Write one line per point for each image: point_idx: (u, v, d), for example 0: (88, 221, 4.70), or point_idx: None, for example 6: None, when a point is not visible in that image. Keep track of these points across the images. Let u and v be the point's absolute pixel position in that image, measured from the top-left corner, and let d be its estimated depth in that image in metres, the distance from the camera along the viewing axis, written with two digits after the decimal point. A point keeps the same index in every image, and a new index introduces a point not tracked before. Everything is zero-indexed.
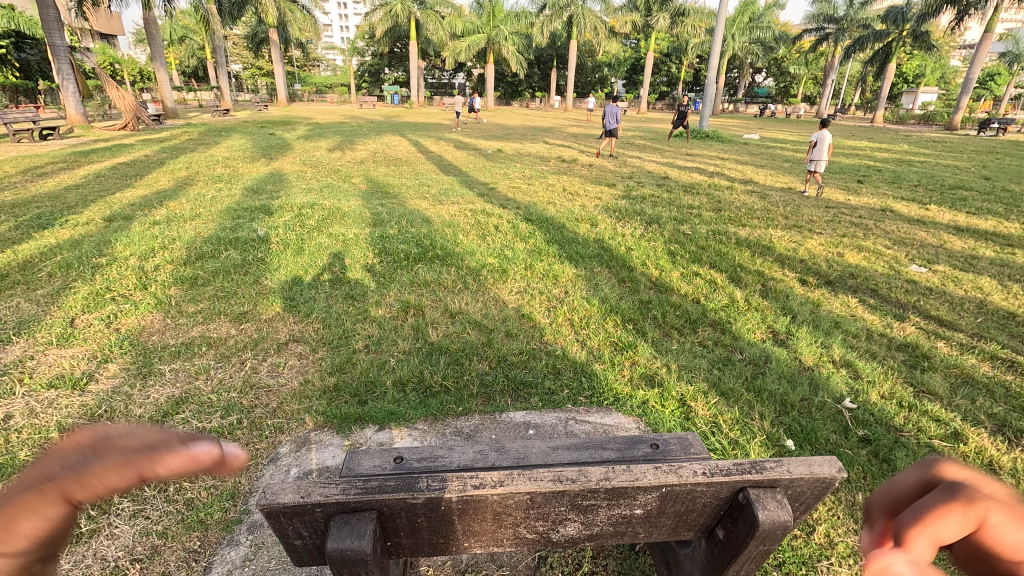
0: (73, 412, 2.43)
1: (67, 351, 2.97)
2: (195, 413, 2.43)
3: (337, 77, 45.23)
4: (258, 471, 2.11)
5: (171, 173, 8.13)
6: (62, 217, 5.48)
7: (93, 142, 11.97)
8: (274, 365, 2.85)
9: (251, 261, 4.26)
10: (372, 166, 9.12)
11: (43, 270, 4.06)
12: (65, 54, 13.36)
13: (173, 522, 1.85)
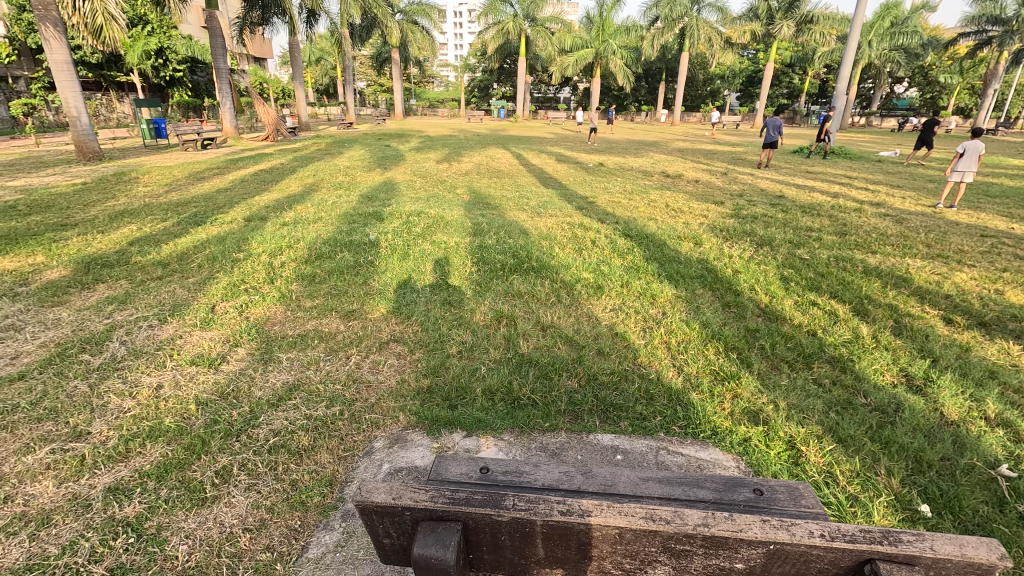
0: (207, 387, 2.76)
1: (208, 333, 3.40)
2: (305, 400, 2.65)
3: (449, 94, 47.78)
4: (355, 462, 2.24)
5: (301, 180, 9.06)
6: (214, 216, 6.32)
7: (243, 151, 13.73)
8: (375, 362, 3.03)
9: (363, 263, 4.59)
10: (475, 178, 9.47)
11: (196, 261, 4.70)
12: (226, 75, 15.46)
13: (279, 500, 2.02)
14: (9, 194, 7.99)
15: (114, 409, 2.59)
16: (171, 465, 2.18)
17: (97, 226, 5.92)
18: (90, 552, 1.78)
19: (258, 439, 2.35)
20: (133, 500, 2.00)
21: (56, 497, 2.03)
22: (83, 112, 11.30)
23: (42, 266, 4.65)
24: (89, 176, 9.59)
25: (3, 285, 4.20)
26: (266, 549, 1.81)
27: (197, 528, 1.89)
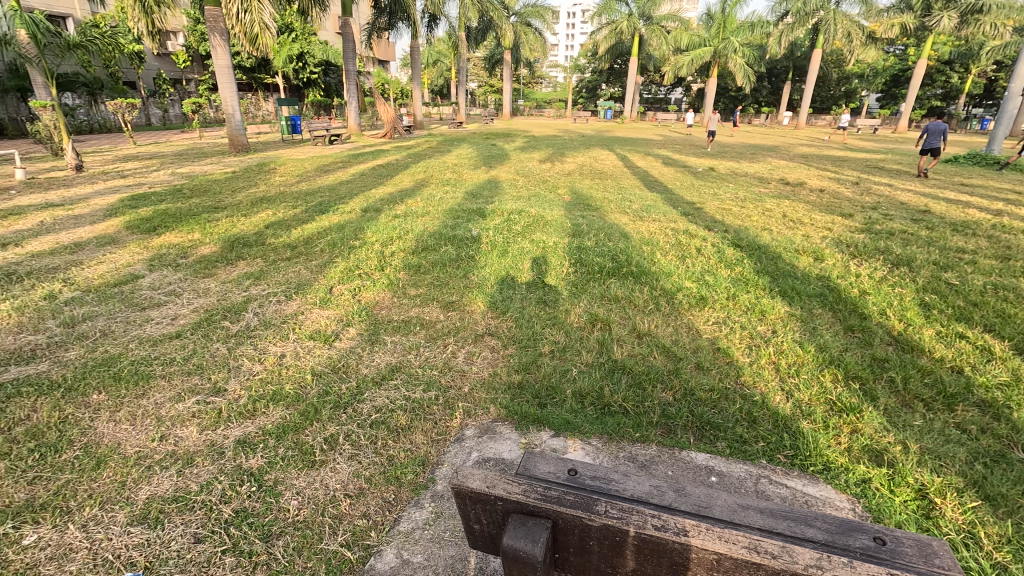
0: (322, 361, 3.04)
1: (325, 312, 3.73)
2: (405, 382, 2.81)
3: (556, 94, 47.97)
4: (446, 447, 2.33)
5: (413, 175, 9.61)
6: (335, 206, 6.92)
7: (364, 147, 14.87)
8: (470, 354, 3.13)
9: (464, 258, 4.77)
10: (578, 178, 9.42)
11: (319, 246, 5.18)
12: (354, 77, 16.84)
13: (377, 472, 2.17)
14: (178, 180, 9.36)
15: (245, 371, 2.94)
16: (288, 426, 2.43)
17: (242, 210, 6.75)
18: (222, 493, 2.05)
19: (362, 413, 2.54)
20: (257, 453, 2.26)
21: (197, 442, 2.36)
22: (236, 110, 12.91)
23: (198, 242, 5.39)
24: (238, 166, 10.96)
25: (169, 256, 4.94)
26: (363, 515, 1.95)
27: (307, 487, 2.08)
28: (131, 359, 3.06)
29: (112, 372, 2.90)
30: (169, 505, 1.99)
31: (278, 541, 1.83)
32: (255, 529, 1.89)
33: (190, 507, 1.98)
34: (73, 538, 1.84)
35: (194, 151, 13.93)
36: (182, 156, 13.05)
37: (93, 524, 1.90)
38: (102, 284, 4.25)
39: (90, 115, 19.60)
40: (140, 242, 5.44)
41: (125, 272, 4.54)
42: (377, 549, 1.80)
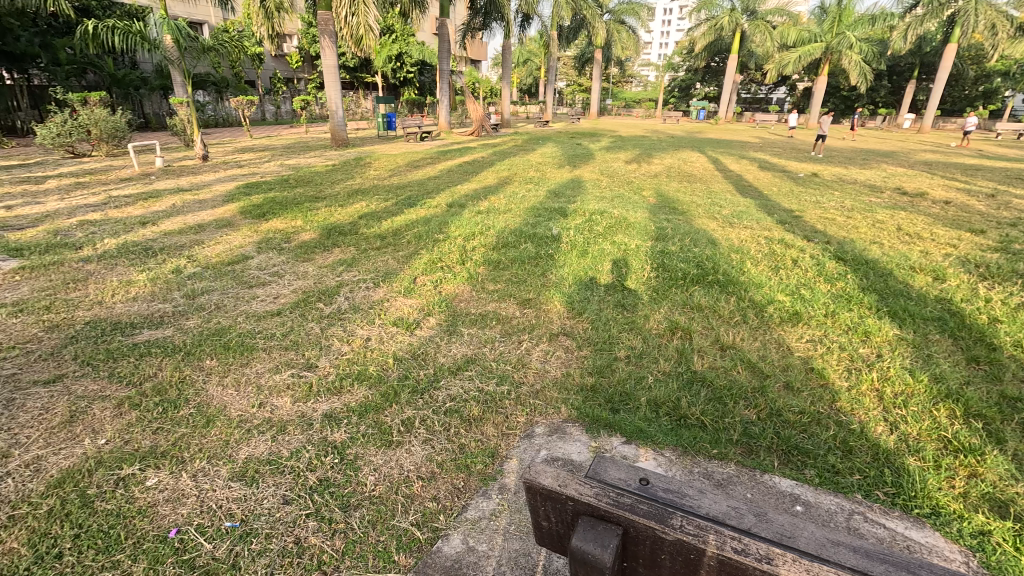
0: (403, 347, 3.19)
1: (408, 300, 3.91)
2: (479, 374, 2.88)
3: (647, 93, 46.62)
4: (516, 442, 2.36)
5: (497, 173, 9.78)
6: (423, 200, 7.20)
7: (452, 144, 15.35)
8: (544, 352, 3.14)
9: (543, 256, 4.79)
10: (665, 181, 9.11)
11: (405, 237, 5.42)
12: (447, 76, 17.42)
13: (448, 459, 2.24)
14: (286, 171, 10.21)
15: (334, 351, 3.15)
16: (370, 406, 2.58)
17: (339, 201, 7.23)
18: (308, 461, 2.21)
19: (438, 400, 2.63)
20: (340, 428, 2.42)
21: (290, 411, 2.57)
22: (339, 107, 13.84)
23: (299, 229, 5.85)
24: (337, 160, 11.74)
25: (275, 241, 5.41)
26: (432, 499, 2.02)
27: (383, 465, 2.20)
28: (239, 331, 3.39)
29: (223, 342, 3.23)
30: (264, 466, 2.18)
31: (354, 512, 1.95)
32: (335, 498, 2.02)
33: (281, 470, 2.16)
34: (186, 485, 2.09)
35: (301, 145, 15.11)
36: (290, 149, 14.21)
37: (201, 475, 2.14)
38: (219, 262, 4.74)
39: (217, 110, 21.90)
40: (252, 227, 6.00)
41: (237, 252, 5.03)
42: (444, 533, 1.86)
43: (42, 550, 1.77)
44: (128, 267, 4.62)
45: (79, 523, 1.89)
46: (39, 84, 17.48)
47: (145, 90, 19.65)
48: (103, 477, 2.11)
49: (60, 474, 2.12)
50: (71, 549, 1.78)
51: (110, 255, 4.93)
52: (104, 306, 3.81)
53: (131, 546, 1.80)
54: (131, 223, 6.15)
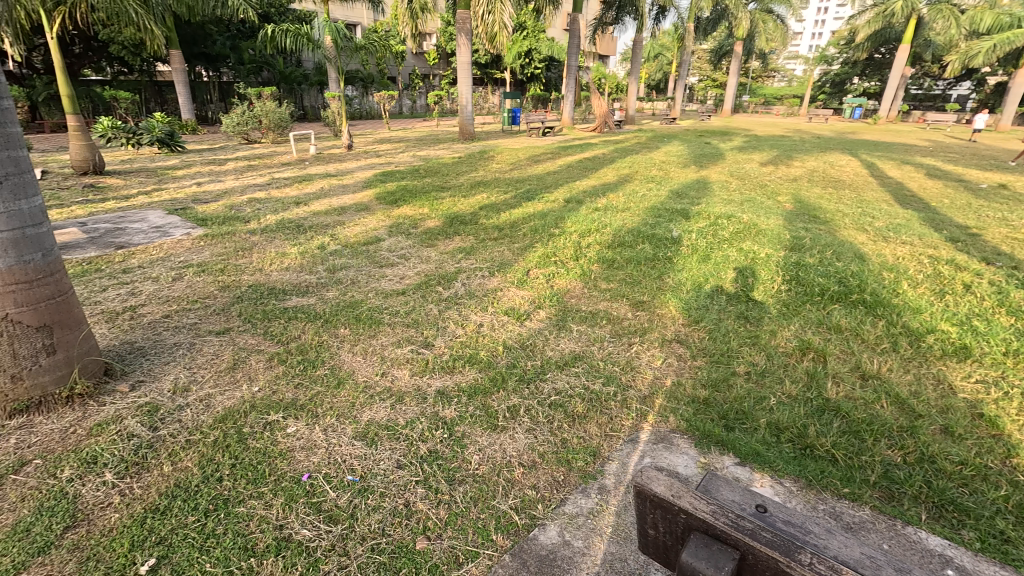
0: (513, 336, 3.27)
1: (521, 292, 4.00)
2: (585, 371, 2.86)
3: (792, 88, 42.45)
4: (619, 444, 2.30)
5: (618, 170, 9.57)
6: (541, 195, 7.29)
7: (573, 140, 15.31)
8: (654, 357, 3.03)
9: (661, 258, 4.60)
10: (805, 186, 8.25)
11: (522, 230, 5.54)
12: (574, 72, 17.38)
13: (549, 450, 2.26)
14: (416, 162, 10.94)
15: (450, 333, 3.33)
16: (478, 389, 2.70)
17: (462, 191, 7.58)
18: (421, 432, 2.38)
19: (543, 392, 2.66)
20: (450, 406, 2.56)
21: (407, 384, 2.77)
22: (469, 102, 14.47)
23: (425, 216, 6.25)
24: (463, 153, 12.31)
25: (403, 226, 5.84)
26: (532, 487, 2.06)
27: (487, 447, 2.28)
28: (368, 306, 3.72)
29: (354, 314, 3.58)
30: (382, 431, 2.39)
31: (458, 486, 2.06)
32: (442, 470, 2.15)
33: (397, 437, 2.35)
34: (318, 436, 2.35)
35: (431, 137, 16.09)
36: (421, 141, 15.19)
37: (331, 431, 2.39)
38: (355, 242, 5.24)
39: (362, 104, 24.10)
40: (384, 212, 6.53)
41: (371, 234, 5.51)
42: (541, 522, 1.89)
43: (208, 472, 2.12)
44: (283, 240, 5.29)
45: (235, 455, 2.22)
46: (227, 80, 20.79)
47: (306, 86, 22.21)
48: (255, 419, 2.46)
49: (224, 411, 2.51)
50: (228, 475, 2.10)
51: (270, 229, 5.68)
52: (263, 272, 4.40)
53: (273, 482, 2.08)
54: (288, 202, 7.03)
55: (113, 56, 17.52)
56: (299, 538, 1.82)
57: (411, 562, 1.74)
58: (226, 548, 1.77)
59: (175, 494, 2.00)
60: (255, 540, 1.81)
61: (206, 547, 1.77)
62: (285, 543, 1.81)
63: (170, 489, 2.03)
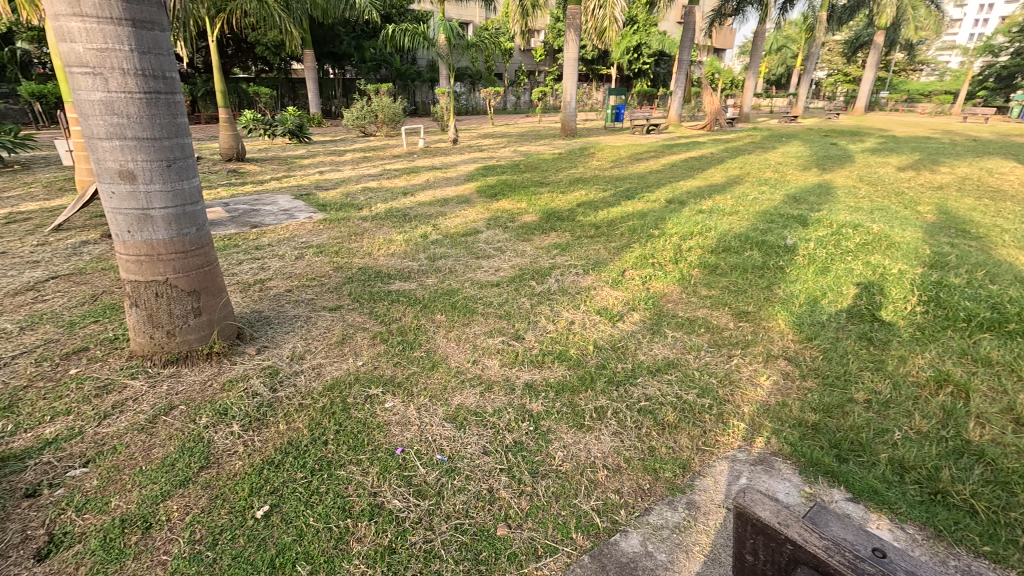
0: (604, 337, 3.22)
1: (614, 292, 3.91)
2: (679, 379, 2.74)
3: (943, 83, 37.17)
4: (711, 460, 2.18)
5: (727, 171, 9.01)
6: (642, 194, 7.08)
7: (679, 138, 14.65)
8: (757, 373, 2.81)
9: (771, 267, 4.26)
10: (954, 195, 7.19)
11: (619, 229, 5.42)
12: (685, 67, 16.60)
13: (636, 457, 2.20)
14: (517, 157, 11.11)
15: (541, 328, 3.35)
16: (566, 386, 2.69)
17: (561, 188, 7.58)
18: (508, 422, 2.42)
19: (632, 397, 2.59)
20: (537, 400, 2.58)
21: (497, 373, 2.83)
22: (573, 98, 14.39)
23: (523, 211, 6.33)
24: (563, 149, 12.30)
25: (501, 219, 5.96)
26: (615, 491, 2.01)
27: (572, 445, 2.27)
28: (464, 295, 3.85)
29: (451, 302, 3.72)
30: (471, 416, 2.47)
31: (541, 480, 2.07)
32: (526, 462, 2.17)
33: (485, 424, 2.42)
34: (412, 414, 2.48)
35: (533, 133, 16.24)
36: (523, 137, 15.39)
37: (424, 410, 2.51)
38: (455, 233, 5.44)
39: (468, 100, 24.93)
40: (484, 205, 6.71)
41: (470, 226, 5.69)
42: (623, 528, 1.84)
43: (316, 434, 2.33)
44: (390, 228, 5.64)
45: (339, 422, 2.41)
46: (351, 77, 22.54)
47: (419, 82, 23.41)
48: (357, 391, 2.65)
49: (332, 381, 2.74)
50: (333, 440, 2.30)
51: (380, 216, 6.09)
52: (371, 257, 4.73)
53: (370, 451, 2.24)
54: (397, 192, 7.48)
55: (258, 56, 19.72)
56: (389, 507, 1.94)
57: (491, 547, 1.78)
58: (327, 507, 1.93)
59: (287, 451, 2.22)
60: (351, 503, 1.96)
61: (310, 502, 1.95)
62: (378, 509, 1.94)
63: (285, 446, 2.26)
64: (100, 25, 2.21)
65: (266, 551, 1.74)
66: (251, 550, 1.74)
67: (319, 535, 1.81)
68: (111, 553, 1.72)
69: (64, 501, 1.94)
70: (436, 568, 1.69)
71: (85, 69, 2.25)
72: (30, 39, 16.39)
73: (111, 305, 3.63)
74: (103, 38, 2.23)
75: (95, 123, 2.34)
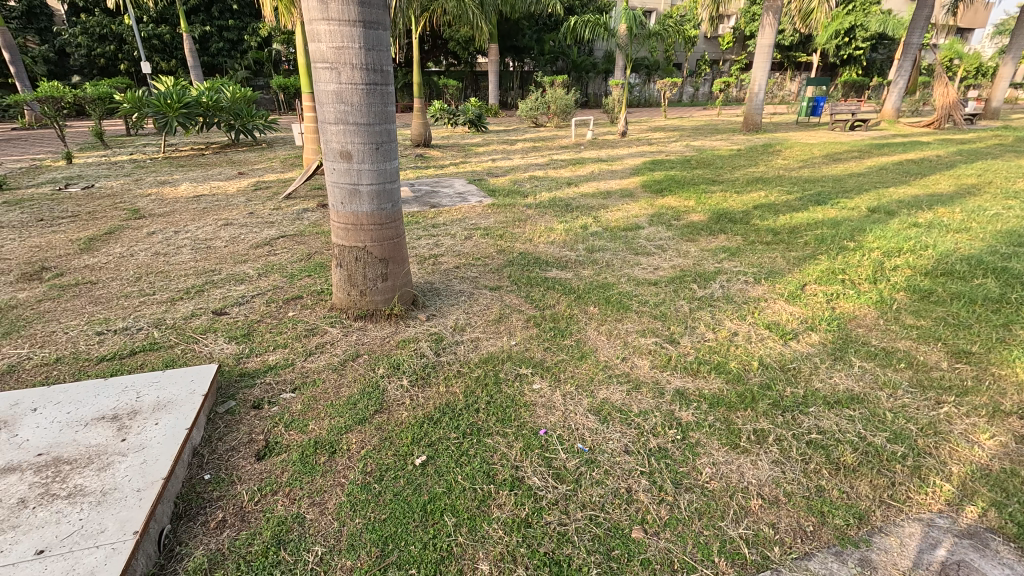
0: (772, 355, 2.91)
1: (790, 307, 3.49)
2: (864, 417, 2.35)
3: None
4: (898, 518, 1.84)
5: (958, 178, 7.36)
6: (837, 199, 6.16)
7: (893, 137, 12.38)
8: (976, 429, 2.28)
9: (1012, 301, 3.39)
10: None
11: (803, 238, 4.81)
12: (914, 52, 13.86)
13: (798, 492, 1.96)
14: (689, 152, 10.48)
15: (698, 334, 3.16)
16: (722, 401, 2.50)
17: (736, 187, 6.98)
18: (654, 426, 2.34)
19: (801, 426, 2.31)
20: (687, 409, 2.45)
21: (646, 375, 2.75)
22: (761, 89, 13.04)
23: (690, 209, 5.98)
24: (743, 145, 11.27)
25: (665, 216, 5.71)
26: (770, 525, 1.83)
27: (723, 464, 2.11)
28: (619, 290, 3.80)
29: (605, 295, 3.70)
30: (615, 412, 2.44)
31: (684, 493, 1.97)
32: (670, 470, 2.08)
33: (629, 422, 2.37)
34: (557, 399, 2.54)
35: (709, 127, 15.16)
36: (698, 131, 14.46)
37: (569, 398, 2.55)
38: (616, 226, 5.37)
39: (642, 91, 24.19)
40: (648, 200, 6.50)
41: (632, 221, 5.56)
42: (774, 567, 1.67)
43: (469, 401, 2.52)
44: (553, 217, 5.78)
45: (490, 394, 2.58)
46: (529, 69, 23.39)
47: (593, 73, 23.38)
48: (509, 369, 2.80)
49: (487, 355, 2.93)
50: (483, 409, 2.46)
51: (543, 205, 6.28)
52: (532, 243, 4.90)
53: (516, 426, 2.35)
54: (561, 182, 7.62)
55: (450, 51, 21.55)
56: (529, 483, 2.03)
57: (625, 547, 1.75)
58: (474, 469, 2.09)
59: (444, 412, 2.45)
60: (495, 471, 2.08)
61: (460, 461, 2.12)
62: (518, 482, 2.03)
63: (442, 406, 2.49)
64: (341, 27, 2.62)
65: (419, 495, 1.95)
66: (409, 491, 1.97)
67: (464, 493, 1.97)
68: (306, 466, 2.09)
69: (278, 416, 2.41)
70: (567, 552, 1.73)
71: (326, 64, 2.69)
72: (282, 42, 20.14)
73: (320, 263, 4.35)
74: (342, 38, 2.64)
75: (328, 110, 2.80)
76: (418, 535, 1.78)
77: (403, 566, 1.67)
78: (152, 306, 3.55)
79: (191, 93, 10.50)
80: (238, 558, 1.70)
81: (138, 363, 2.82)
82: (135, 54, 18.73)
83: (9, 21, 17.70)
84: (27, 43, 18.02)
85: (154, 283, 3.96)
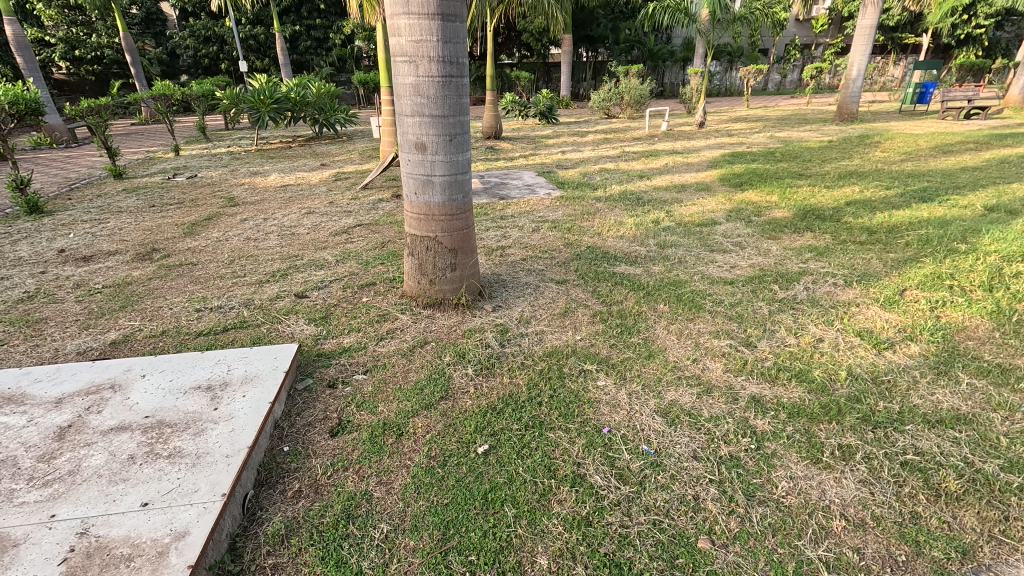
0: (863, 364, 2.67)
1: (885, 314, 3.19)
2: (972, 441, 2.10)
3: None
4: (1010, 558, 1.63)
5: None
6: (946, 196, 5.53)
7: (1018, 125, 10.95)
8: None
9: None
10: None
11: (905, 238, 4.37)
12: None
13: (889, 516, 1.79)
14: (773, 143, 9.83)
15: (778, 339, 2.96)
16: (803, 412, 2.32)
17: (826, 181, 6.47)
18: (725, 433, 2.22)
19: (895, 445, 2.10)
20: (762, 418, 2.30)
21: (719, 379, 2.61)
22: (859, 74, 11.95)
23: (773, 205, 5.63)
24: (836, 136, 10.39)
25: (745, 212, 5.39)
26: (854, 549, 1.68)
27: (803, 479, 1.96)
28: (692, 288, 3.64)
29: (677, 293, 3.55)
30: (684, 416, 2.34)
31: (757, 506, 1.85)
32: (742, 481, 1.97)
33: (698, 427, 2.27)
34: (623, 398, 2.48)
35: (798, 117, 14.11)
36: (785, 120, 13.54)
37: (636, 398, 2.48)
38: (690, 221, 5.15)
39: (723, 80, 23.02)
40: (726, 194, 6.18)
41: (708, 216, 5.32)
42: None
43: (532, 393, 2.52)
44: (623, 210, 5.64)
45: (554, 389, 2.56)
46: (602, 59, 22.91)
47: (671, 62, 22.48)
48: (574, 363, 2.77)
49: (551, 349, 2.91)
50: (546, 403, 2.45)
51: (614, 198, 6.13)
52: (601, 237, 4.80)
53: (579, 423, 2.32)
54: (633, 175, 7.42)
55: (524, 43, 21.55)
56: (591, 481, 1.99)
57: (690, 556, 1.68)
58: (536, 462, 2.08)
59: (507, 403, 2.46)
60: (557, 466, 2.07)
61: (522, 454, 2.13)
62: (580, 479, 2.00)
63: (505, 397, 2.50)
64: (420, 20, 2.67)
65: (481, 484, 1.98)
66: (471, 478, 2.00)
67: (526, 485, 1.97)
68: (375, 446, 2.18)
69: (351, 396, 2.53)
70: (629, 555, 1.68)
71: (405, 57, 2.75)
72: (364, 39, 21.02)
73: (393, 252, 4.51)
74: (421, 32, 2.69)
75: (405, 103, 2.88)
76: (478, 523, 1.80)
77: (463, 552, 1.70)
78: (243, 288, 3.84)
79: (281, 90, 11.24)
80: (311, 528, 1.80)
81: (229, 339, 3.06)
82: (234, 54, 20.36)
83: (131, 26, 19.71)
84: (146, 47, 20.06)
85: (245, 267, 4.28)
